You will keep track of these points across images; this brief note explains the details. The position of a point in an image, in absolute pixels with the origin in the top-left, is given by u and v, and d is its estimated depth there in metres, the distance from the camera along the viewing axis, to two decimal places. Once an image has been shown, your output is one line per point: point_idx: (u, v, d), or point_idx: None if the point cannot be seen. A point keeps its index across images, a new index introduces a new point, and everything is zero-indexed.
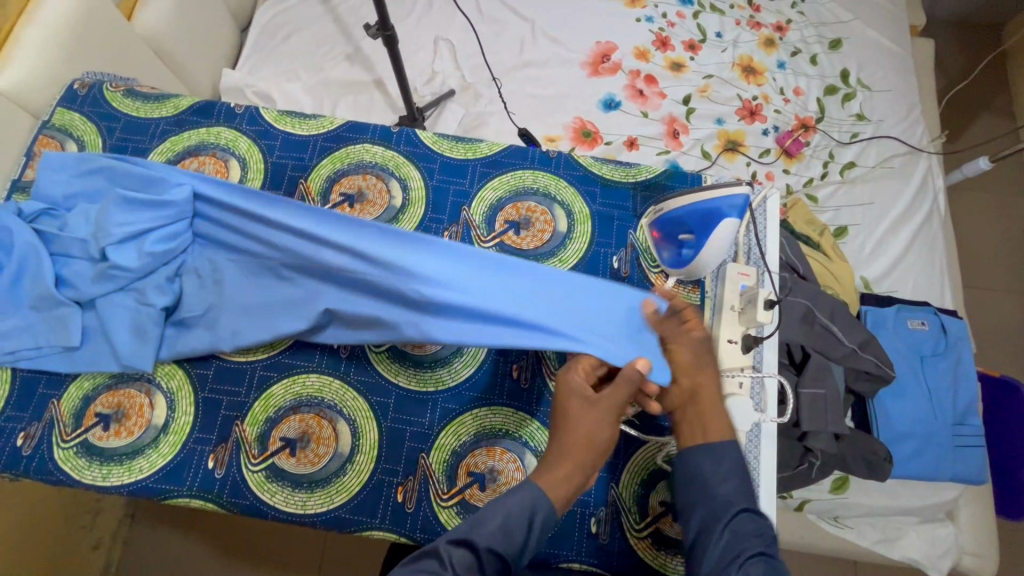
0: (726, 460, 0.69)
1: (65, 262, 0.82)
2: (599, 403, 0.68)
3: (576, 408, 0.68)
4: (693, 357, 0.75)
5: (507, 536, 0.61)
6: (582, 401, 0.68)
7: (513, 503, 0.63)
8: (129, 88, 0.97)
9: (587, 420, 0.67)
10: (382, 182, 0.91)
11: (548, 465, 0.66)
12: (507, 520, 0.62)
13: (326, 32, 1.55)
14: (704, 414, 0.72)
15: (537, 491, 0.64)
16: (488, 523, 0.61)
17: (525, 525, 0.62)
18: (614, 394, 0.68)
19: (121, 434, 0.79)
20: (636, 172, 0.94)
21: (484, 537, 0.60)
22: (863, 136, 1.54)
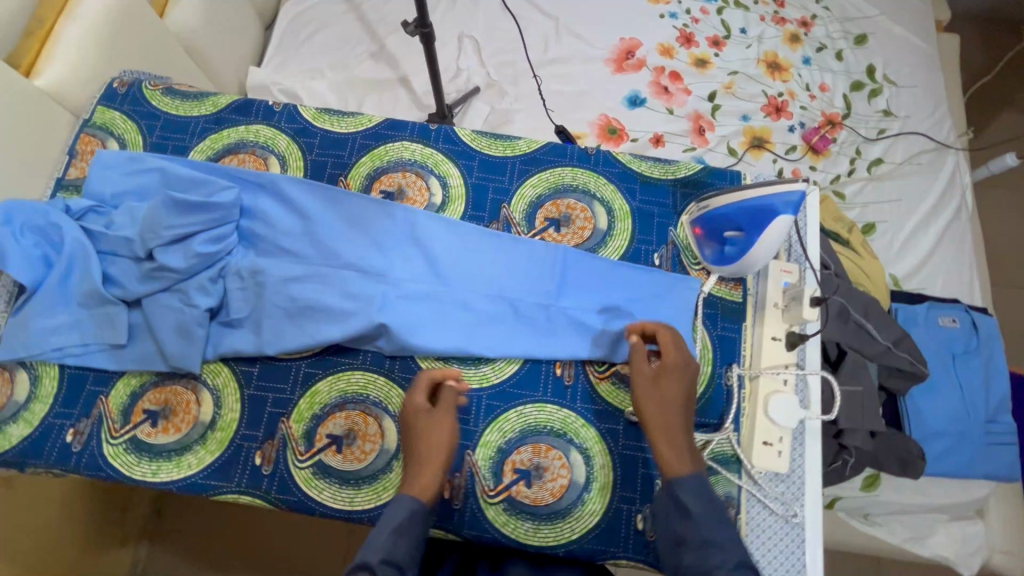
0: (695, 491, 0.68)
1: (111, 261, 0.83)
2: (439, 416, 0.74)
3: (425, 421, 0.73)
4: (665, 386, 0.73)
5: (398, 543, 0.65)
6: (426, 415, 0.74)
7: (394, 515, 0.67)
8: (168, 87, 0.97)
9: (434, 433, 0.72)
10: (421, 179, 0.91)
11: (410, 478, 0.70)
12: (397, 529, 0.66)
13: (350, 30, 1.55)
14: (667, 453, 0.70)
15: (407, 502, 0.68)
16: (376, 543, 0.64)
17: (408, 532, 0.66)
18: (449, 403, 0.75)
19: (169, 431, 0.80)
20: (675, 169, 0.93)
21: (376, 554, 0.63)
22: (890, 132, 1.53)
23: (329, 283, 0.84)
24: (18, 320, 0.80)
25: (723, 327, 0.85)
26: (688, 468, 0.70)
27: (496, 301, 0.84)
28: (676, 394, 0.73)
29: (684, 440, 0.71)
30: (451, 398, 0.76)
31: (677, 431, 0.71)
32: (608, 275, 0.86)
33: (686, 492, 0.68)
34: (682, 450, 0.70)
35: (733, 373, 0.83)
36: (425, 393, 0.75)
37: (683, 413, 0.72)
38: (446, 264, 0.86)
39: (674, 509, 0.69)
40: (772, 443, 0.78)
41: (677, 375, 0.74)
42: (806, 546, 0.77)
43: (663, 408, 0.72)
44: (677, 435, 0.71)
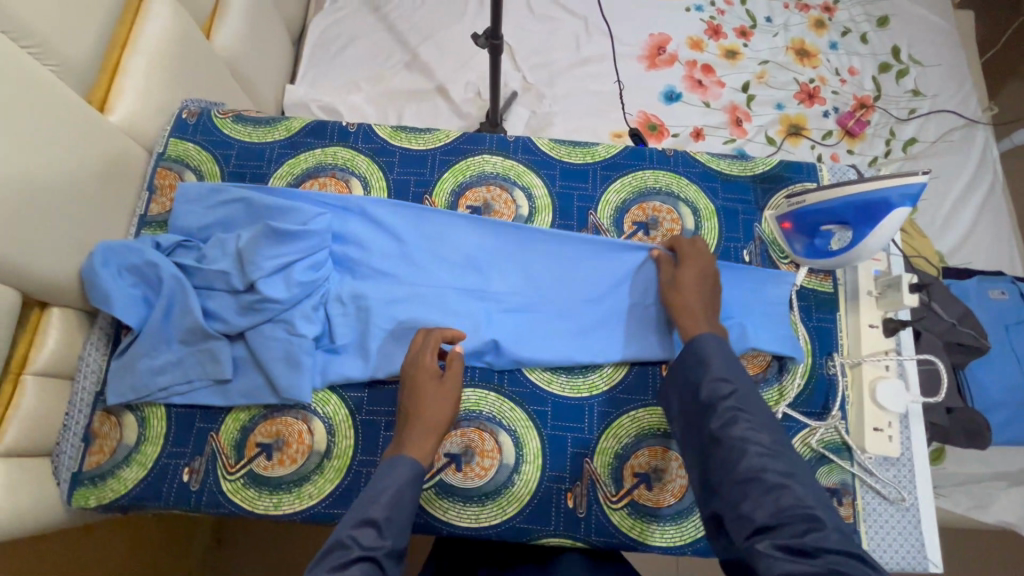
0: (709, 341, 0.70)
1: (209, 295, 0.82)
2: (436, 380, 0.74)
3: (426, 383, 0.74)
4: (687, 271, 0.79)
5: (400, 506, 0.64)
6: (427, 373, 0.75)
7: (395, 473, 0.66)
8: (237, 114, 0.96)
9: (435, 396, 0.73)
10: (506, 192, 0.91)
11: (411, 438, 0.70)
12: (396, 491, 0.64)
13: (381, 41, 1.53)
14: (682, 319, 0.75)
15: (409, 461, 0.67)
16: (378, 500, 0.63)
17: (410, 491, 0.65)
18: (455, 373, 0.76)
19: (285, 462, 0.79)
20: (753, 165, 0.95)
21: (377, 510, 0.62)
22: (920, 112, 1.56)
23: (431, 302, 0.84)
24: (124, 361, 0.80)
25: (818, 318, 0.87)
26: (702, 328, 0.73)
27: (597, 307, 0.85)
28: (694, 278, 0.78)
29: (703, 312, 0.75)
30: (456, 368, 0.76)
31: (693, 300, 0.76)
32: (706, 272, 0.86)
33: (710, 348, 0.69)
34: (697, 316, 0.74)
35: (834, 363, 0.85)
36: (424, 351, 0.76)
37: (697, 291, 0.77)
38: (541, 272, 0.86)
39: (690, 357, 0.70)
40: (882, 429, 0.80)
41: (693, 261, 0.80)
42: (922, 527, 0.79)
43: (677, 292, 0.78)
44: (692, 307, 0.75)
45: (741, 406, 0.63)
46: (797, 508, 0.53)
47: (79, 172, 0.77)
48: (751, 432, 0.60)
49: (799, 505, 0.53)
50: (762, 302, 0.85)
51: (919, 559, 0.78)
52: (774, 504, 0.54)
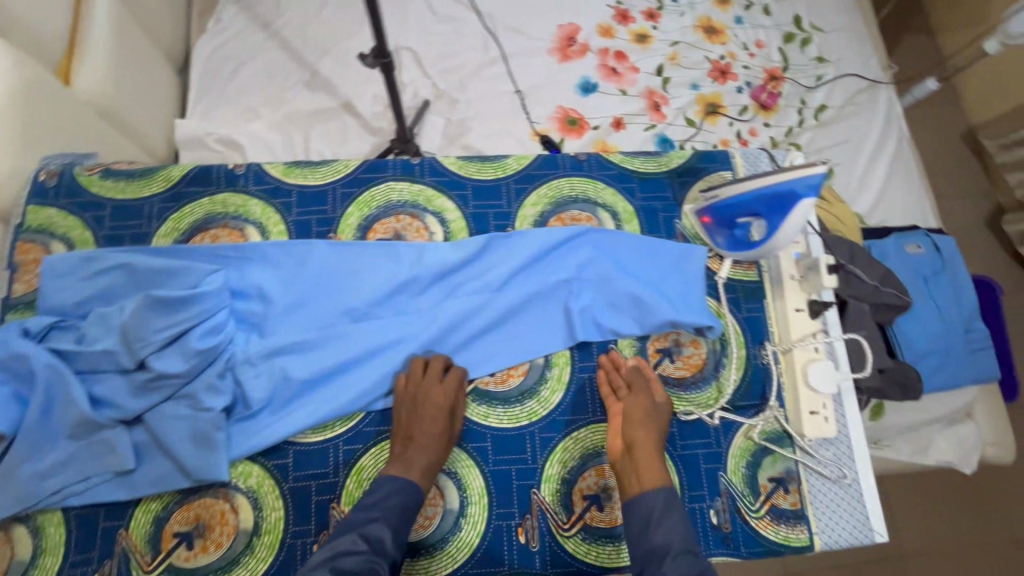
0: (659, 500, 0.69)
1: (95, 380, 0.74)
2: (450, 419, 0.75)
3: (440, 419, 0.73)
4: (647, 420, 0.75)
5: (405, 521, 0.69)
6: (442, 408, 0.74)
7: (402, 495, 0.69)
8: (106, 168, 0.86)
9: (445, 434, 0.74)
10: (417, 220, 0.86)
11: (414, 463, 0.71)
12: (402, 512, 0.69)
13: (276, 60, 1.43)
14: (626, 479, 0.72)
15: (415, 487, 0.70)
16: (387, 514, 0.68)
17: (412, 512, 0.69)
18: (462, 412, 0.77)
19: (209, 548, 0.72)
20: (668, 160, 0.93)
21: (388, 520, 0.67)
22: (827, 77, 1.60)
23: (351, 347, 0.79)
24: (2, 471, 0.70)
25: (747, 308, 0.87)
26: (649, 487, 0.70)
27: (525, 312, 0.83)
28: (657, 422, 0.76)
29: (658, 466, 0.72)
30: (463, 405, 0.78)
31: (648, 467, 0.71)
32: (625, 253, 0.86)
33: (651, 509, 0.69)
34: (646, 481, 0.71)
35: (766, 352, 0.85)
36: (438, 389, 0.75)
37: (654, 455, 0.72)
38: (465, 286, 0.83)
39: (636, 517, 0.70)
40: (818, 411, 0.81)
41: (643, 420, 0.75)
42: (864, 499, 0.80)
43: (633, 458, 0.72)
44: (647, 473, 0.71)
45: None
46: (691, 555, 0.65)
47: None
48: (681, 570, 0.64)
49: None
50: (684, 288, 0.85)
51: (865, 531, 0.79)
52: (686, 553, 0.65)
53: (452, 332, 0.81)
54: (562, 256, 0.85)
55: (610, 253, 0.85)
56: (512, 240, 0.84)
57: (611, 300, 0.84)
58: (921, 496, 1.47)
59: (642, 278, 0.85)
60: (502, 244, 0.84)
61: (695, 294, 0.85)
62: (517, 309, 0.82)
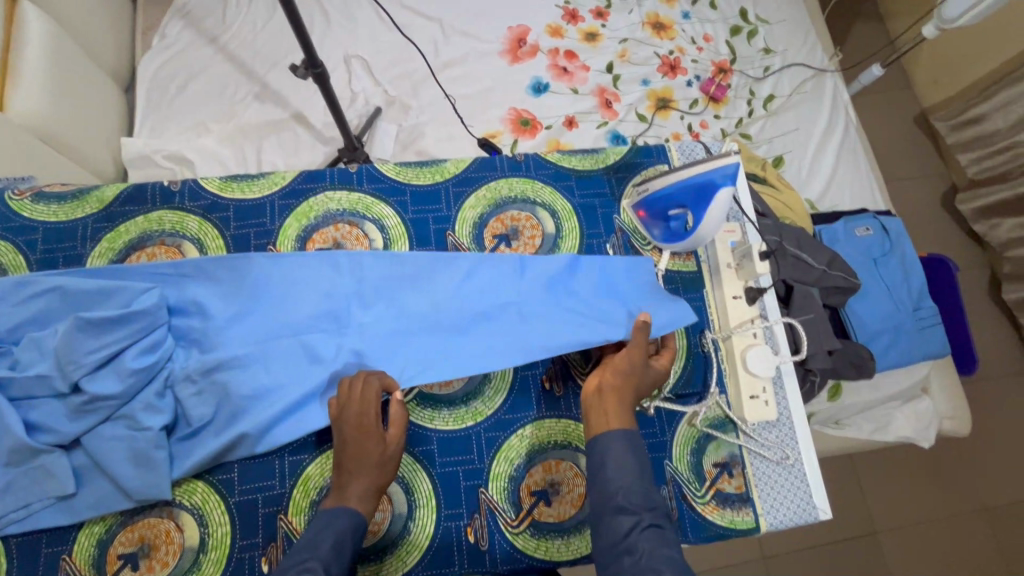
0: (618, 443, 0.69)
1: (30, 405, 0.73)
2: (377, 440, 0.71)
3: (367, 441, 0.70)
4: (635, 363, 0.75)
5: (339, 556, 0.65)
6: (368, 426, 0.71)
7: (336, 524, 0.66)
8: (37, 191, 0.85)
9: (378, 454, 0.70)
10: (356, 228, 0.87)
11: (346, 489, 0.69)
12: (335, 543, 0.65)
13: (224, 74, 1.42)
14: (592, 419, 0.72)
15: (349, 515, 0.67)
16: (318, 549, 0.64)
17: (348, 544, 0.66)
18: (398, 431, 0.72)
19: (154, 568, 0.72)
20: (604, 157, 0.94)
21: (318, 557, 0.63)
22: (774, 68, 1.63)
23: (293, 371, 0.79)
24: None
25: (687, 299, 0.89)
26: (614, 430, 0.70)
27: (465, 316, 0.83)
28: (639, 375, 0.75)
29: (620, 411, 0.71)
30: (399, 424, 0.73)
31: (613, 408, 0.71)
32: (576, 272, 0.86)
33: (606, 450, 0.69)
34: (611, 422, 0.71)
35: (707, 340, 0.87)
36: (359, 406, 0.72)
37: (622, 399, 0.72)
38: (410, 303, 0.83)
39: (595, 458, 0.69)
40: (758, 395, 0.82)
41: (618, 370, 0.74)
42: (808, 479, 0.82)
43: (601, 399, 0.73)
44: (612, 414, 0.71)
45: (647, 546, 0.62)
46: (644, 497, 0.65)
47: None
48: (632, 504, 0.65)
49: (653, 548, 0.61)
50: (621, 286, 0.86)
51: (809, 509, 0.81)
52: (639, 492, 0.66)
53: (398, 350, 0.80)
54: (512, 276, 0.85)
55: (555, 266, 0.86)
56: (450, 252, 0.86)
57: (561, 320, 0.82)
58: (884, 471, 1.51)
59: (593, 287, 0.86)
60: (445, 261, 0.84)
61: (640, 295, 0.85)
62: (463, 330, 0.82)
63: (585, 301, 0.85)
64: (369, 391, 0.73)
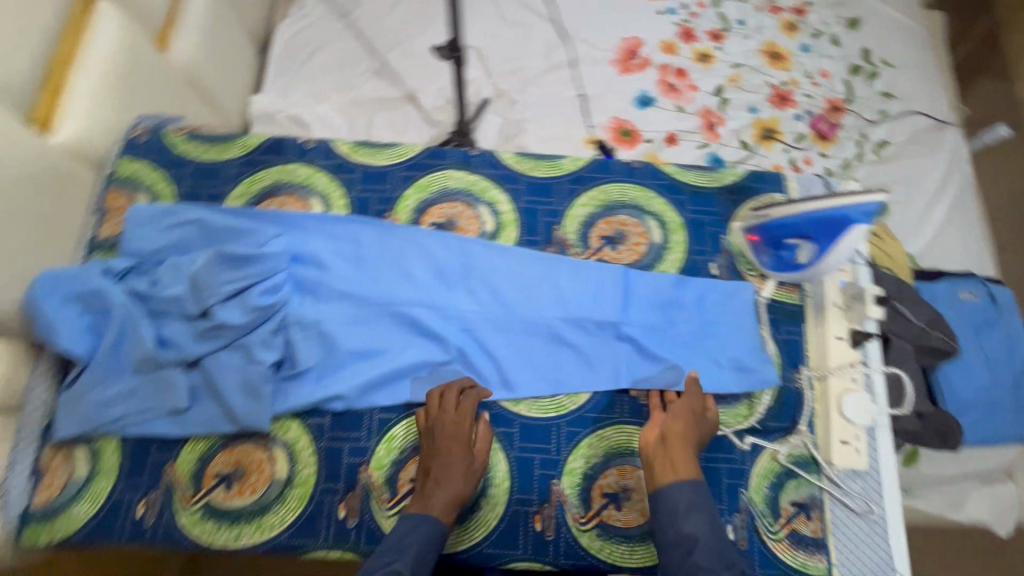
0: (688, 494, 0.70)
1: (162, 322, 0.80)
2: (466, 452, 0.74)
3: (458, 450, 0.74)
4: (694, 415, 0.77)
5: (423, 561, 0.67)
6: (459, 437, 0.74)
7: (421, 531, 0.69)
8: (192, 131, 0.92)
9: (466, 465, 0.74)
10: (470, 208, 0.90)
11: (432, 497, 0.71)
12: (421, 548, 0.68)
13: (349, 48, 1.50)
14: (659, 466, 0.73)
15: (433, 521, 0.70)
16: (404, 553, 0.67)
17: (432, 550, 0.68)
18: (484, 444, 0.76)
19: (245, 492, 0.77)
20: (720, 176, 0.94)
21: (405, 560, 0.66)
22: (891, 114, 1.57)
23: (393, 341, 0.83)
24: (73, 393, 0.77)
25: (786, 331, 0.86)
26: (681, 479, 0.71)
27: (566, 320, 0.85)
28: (699, 427, 0.77)
29: (687, 459, 0.73)
30: (484, 438, 0.77)
31: (680, 457, 0.73)
32: (681, 298, 0.86)
33: (678, 500, 0.70)
34: (680, 472, 0.72)
35: (802, 375, 0.84)
36: (455, 415, 0.76)
37: (687, 450, 0.73)
38: (512, 294, 0.86)
39: (664, 508, 0.70)
40: (850, 441, 0.80)
41: (682, 416, 0.76)
42: (890, 538, 0.78)
43: (665, 447, 0.74)
44: (681, 464, 0.72)
45: None
46: (720, 555, 0.66)
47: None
48: (705, 561, 0.65)
49: None
50: (721, 315, 0.86)
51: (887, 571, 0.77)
52: (713, 546, 0.67)
53: (496, 337, 0.84)
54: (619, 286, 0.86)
55: (663, 285, 0.86)
56: (560, 251, 0.88)
57: (658, 344, 0.84)
58: (946, 553, 1.41)
59: (696, 312, 0.86)
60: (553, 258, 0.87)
61: (743, 345, 0.85)
62: (560, 332, 0.84)
63: (685, 328, 0.85)
64: (460, 402, 0.77)
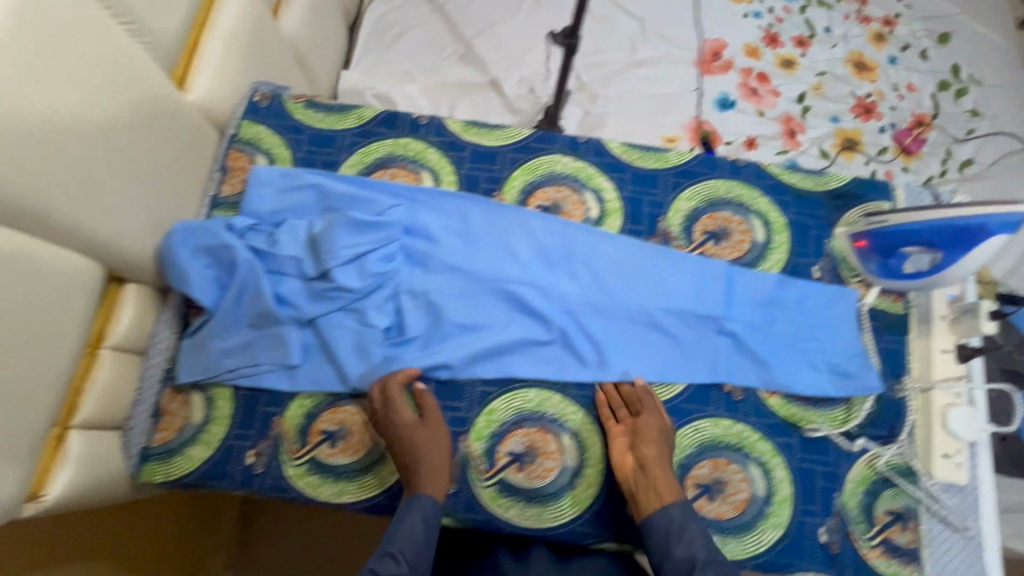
0: (677, 516, 0.70)
1: (280, 280, 0.83)
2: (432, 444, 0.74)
3: (421, 446, 0.74)
4: (657, 431, 0.77)
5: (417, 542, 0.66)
6: (416, 435, 0.75)
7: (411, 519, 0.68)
8: (309, 99, 0.95)
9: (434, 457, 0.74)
10: (576, 194, 0.91)
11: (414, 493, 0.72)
12: (421, 531, 0.67)
13: (436, 32, 1.52)
14: (644, 498, 0.73)
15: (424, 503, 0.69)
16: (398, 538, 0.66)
17: (428, 530, 0.68)
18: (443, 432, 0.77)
19: (349, 451, 0.80)
20: (827, 180, 0.93)
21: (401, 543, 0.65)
22: (979, 133, 1.53)
23: (497, 317, 0.85)
24: (196, 341, 0.81)
25: (889, 340, 0.85)
26: (669, 503, 0.71)
27: (668, 310, 0.85)
28: (660, 442, 0.76)
29: (666, 479, 0.73)
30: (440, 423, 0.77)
31: (663, 483, 0.73)
32: (785, 299, 0.86)
33: (669, 525, 0.70)
34: (665, 496, 0.72)
35: (903, 386, 0.83)
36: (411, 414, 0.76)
37: (666, 472, 0.73)
38: (614, 281, 0.87)
39: (656, 535, 0.70)
40: (952, 455, 0.79)
41: (650, 438, 0.76)
42: (986, 555, 0.77)
43: (646, 475, 0.74)
44: (663, 489, 0.72)
45: None
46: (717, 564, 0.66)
47: (136, 142, 0.73)
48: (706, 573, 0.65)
49: None
50: (824, 319, 0.85)
51: None
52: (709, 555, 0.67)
53: (598, 321, 0.85)
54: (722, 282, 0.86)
55: (766, 284, 0.86)
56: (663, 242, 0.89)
57: (759, 342, 0.84)
58: None
59: (799, 313, 0.85)
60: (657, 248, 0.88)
61: (845, 350, 0.84)
62: (661, 322, 0.85)
63: (786, 328, 0.85)
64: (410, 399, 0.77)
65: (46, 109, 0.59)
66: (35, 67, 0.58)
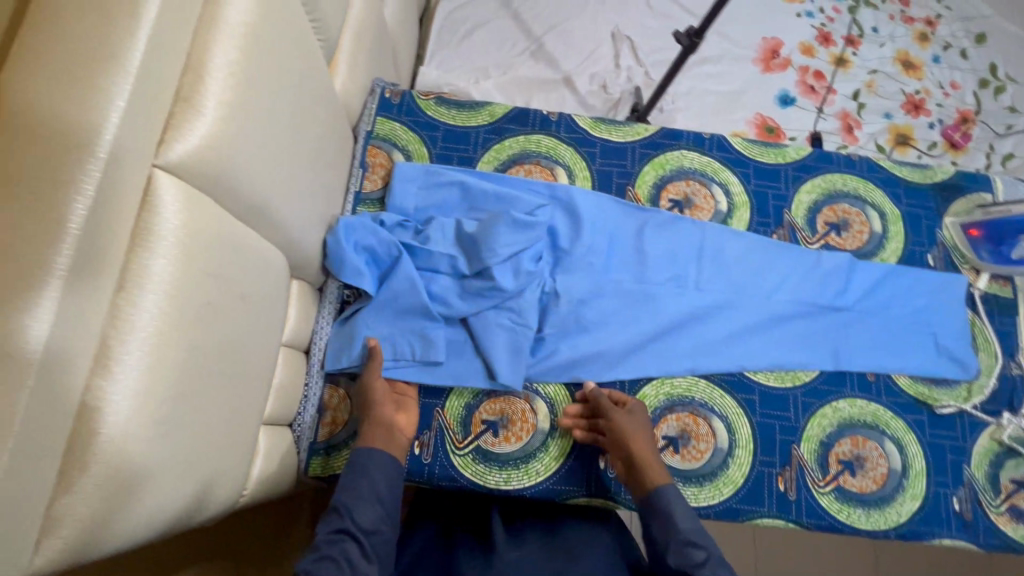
0: (663, 506, 0.72)
1: (431, 279, 0.85)
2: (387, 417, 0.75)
3: (378, 421, 0.75)
4: (632, 427, 0.77)
5: (378, 498, 0.69)
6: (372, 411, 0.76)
7: (370, 475, 0.70)
8: (438, 96, 0.97)
9: (388, 430, 0.74)
10: (704, 188, 0.95)
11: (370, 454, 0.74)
12: (386, 482, 0.71)
13: (505, 28, 1.53)
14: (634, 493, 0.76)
15: (376, 461, 0.71)
16: (357, 492, 0.69)
17: (384, 481, 0.71)
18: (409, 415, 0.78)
19: (510, 440, 0.82)
20: (933, 173, 0.99)
21: (357, 493, 0.69)
22: (1018, 127, 1.59)
23: (634, 312, 0.88)
24: (347, 328, 0.82)
25: (1000, 322, 0.92)
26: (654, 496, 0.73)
27: (795, 304, 0.90)
28: (637, 437, 0.77)
29: (648, 472, 0.75)
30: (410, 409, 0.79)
31: (646, 477, 0.75)
32: (900, 289, 0.92)
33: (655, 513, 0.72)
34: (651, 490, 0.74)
35: (1016, 364, 0.90)
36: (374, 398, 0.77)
37: (651, 466, 0.75)
38: (744, 275, 0.91)
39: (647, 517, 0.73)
40: None
41: (634, 438, 0.76)
42: None
43: (632, 473, 0.76)
44: (648, 482, 0.74)
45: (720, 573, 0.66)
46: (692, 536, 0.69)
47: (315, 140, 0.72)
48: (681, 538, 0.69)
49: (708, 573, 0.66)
50: (941, 306, 0.91)
51: None
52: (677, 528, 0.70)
53: (730, 315, 0.89)
54: (844, 277, 0.91)
55: (884, 274, 0.92)
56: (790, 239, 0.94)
57: (879, 332, 0.90)
58: None
59: (916, 302, 0.91)
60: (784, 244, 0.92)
61: (960, 338, 0.90)
62: (791, 314, 0.90)
63: (904, 315, 0.91)
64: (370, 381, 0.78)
65: (271, 108, 0.58)
66: (262, 67, 0.56)
